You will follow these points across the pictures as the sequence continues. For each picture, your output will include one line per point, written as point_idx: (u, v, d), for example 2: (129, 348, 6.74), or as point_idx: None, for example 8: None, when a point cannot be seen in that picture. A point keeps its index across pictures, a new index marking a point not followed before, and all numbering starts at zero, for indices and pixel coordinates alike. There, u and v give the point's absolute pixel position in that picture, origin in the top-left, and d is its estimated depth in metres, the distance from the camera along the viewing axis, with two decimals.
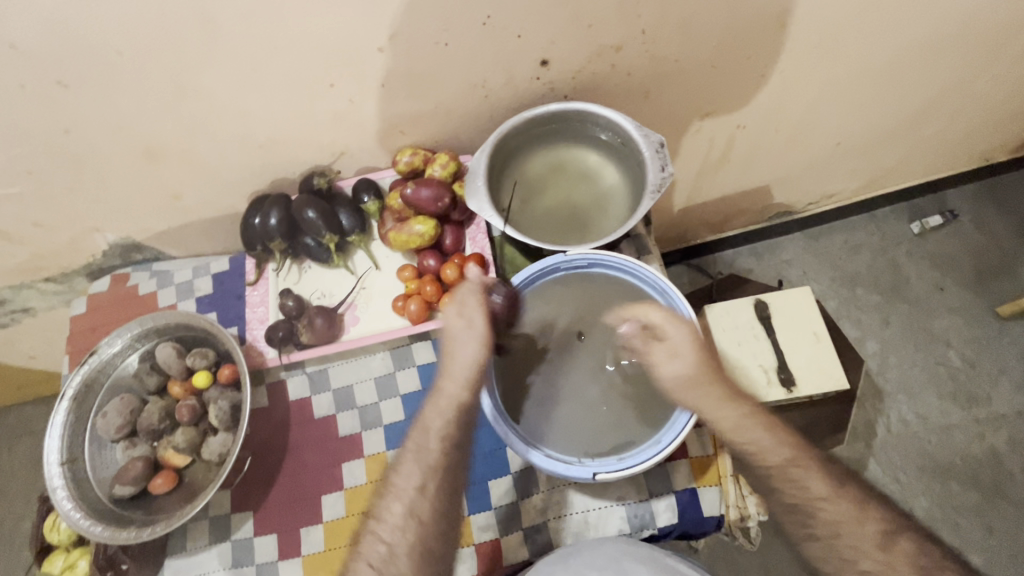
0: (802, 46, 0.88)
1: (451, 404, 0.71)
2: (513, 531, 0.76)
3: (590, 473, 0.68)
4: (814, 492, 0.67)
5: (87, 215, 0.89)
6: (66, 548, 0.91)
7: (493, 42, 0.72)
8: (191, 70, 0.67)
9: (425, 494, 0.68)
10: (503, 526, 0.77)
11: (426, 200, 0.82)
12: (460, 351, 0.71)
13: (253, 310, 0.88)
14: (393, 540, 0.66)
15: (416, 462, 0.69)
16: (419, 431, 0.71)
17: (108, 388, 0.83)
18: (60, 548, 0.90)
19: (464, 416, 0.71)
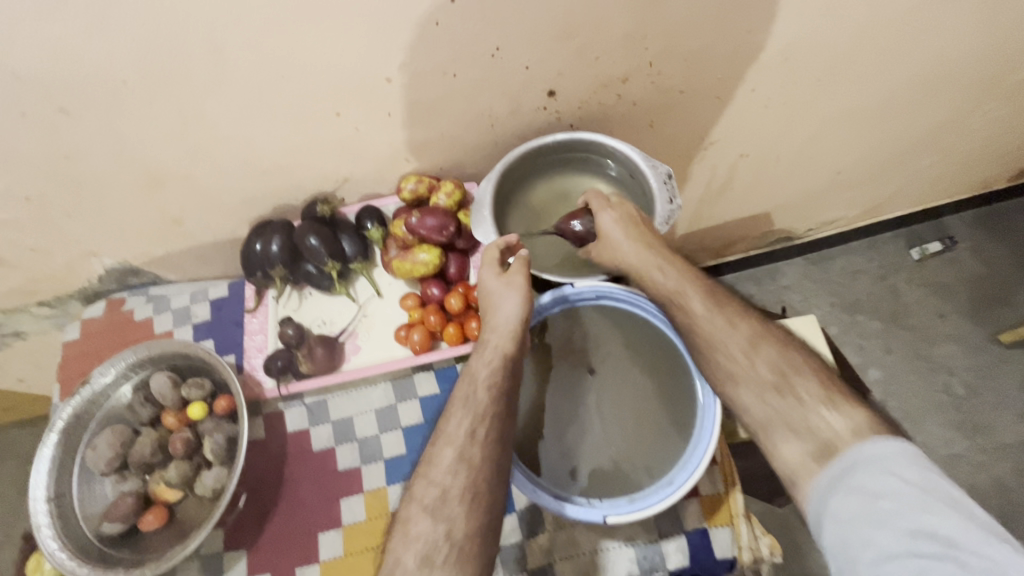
0: (806, 77, 0.89)
1: (499, 355, 0.68)
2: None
3: (600, 515, 0.66)
4: (712, 327, 0.69)
5: (84, 240, 0.87)
6: None
7: (500, 73, 0.73)
8: (196, 98, 0.67)
9: (477, 441, 0.62)
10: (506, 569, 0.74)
11: (431, 228, 0.81)
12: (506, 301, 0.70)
13: (251, 338, 0.86)
14: (446, 483, 0.60)
15: (465, 406, 0.65)
16: (465, 381, 0.67)
17: (99, 420, 0.80)
18: None
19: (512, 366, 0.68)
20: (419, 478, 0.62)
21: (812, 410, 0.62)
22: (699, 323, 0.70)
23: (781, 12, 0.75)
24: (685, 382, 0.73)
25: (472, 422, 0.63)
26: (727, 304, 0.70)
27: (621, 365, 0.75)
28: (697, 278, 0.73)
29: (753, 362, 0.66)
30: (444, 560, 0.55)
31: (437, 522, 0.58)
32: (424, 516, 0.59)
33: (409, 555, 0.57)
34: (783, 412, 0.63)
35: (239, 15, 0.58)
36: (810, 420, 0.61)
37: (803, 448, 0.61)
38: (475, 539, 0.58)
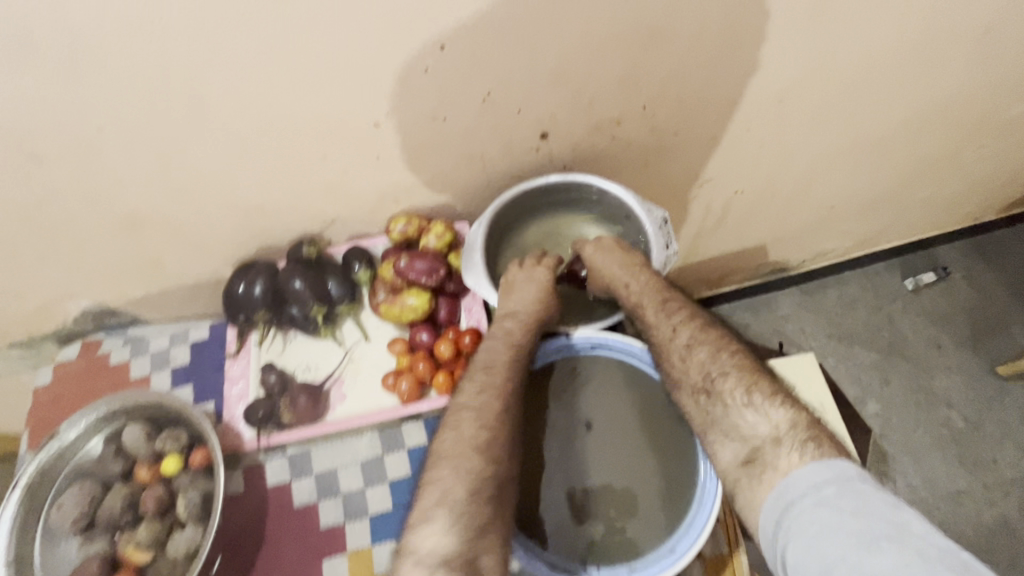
0: (799, 117, 0.89)
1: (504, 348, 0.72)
2: None
3: None
4: (662, 334, 0.74)
5: (58, 282, 0.83)
6: None
7: (492, 117, 0.71)
8: (177, 143, 0.64)
9: (488, 421, 0.67)
10: None
11: (420, 272, 0.78)
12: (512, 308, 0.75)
13: (231, 385, 0.82)
14: (494, 428, 0.66)
15: (507, 368, 0.70)
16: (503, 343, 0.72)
17: (67, 475, 0.76)
18: None
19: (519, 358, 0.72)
20: (469, 419, 0.67)
21: (737, 411, 0.66)
22: (655, 328, 0.74)
23: (773, 55, 0.75)
24: (683, 444, 0.70)
25: (508, 382, 0.69)
26: (677, 310, 0.75)
27: (616, 422, 0.71)
28: (661, 285, 0.76)
29: (688, 367, 0.70)
30: (490, 494, 0.62)
31: (486, 461, 0.64)
32: (476, 454, 0.64)
33: (461, 487, 0.62)
34: (714, 416, 0.67)
35: (221, 61, 0.56)
36: (734, 423, 0.66)
37: (733, 452, 0.65)
38: (508, 485, 0.65)
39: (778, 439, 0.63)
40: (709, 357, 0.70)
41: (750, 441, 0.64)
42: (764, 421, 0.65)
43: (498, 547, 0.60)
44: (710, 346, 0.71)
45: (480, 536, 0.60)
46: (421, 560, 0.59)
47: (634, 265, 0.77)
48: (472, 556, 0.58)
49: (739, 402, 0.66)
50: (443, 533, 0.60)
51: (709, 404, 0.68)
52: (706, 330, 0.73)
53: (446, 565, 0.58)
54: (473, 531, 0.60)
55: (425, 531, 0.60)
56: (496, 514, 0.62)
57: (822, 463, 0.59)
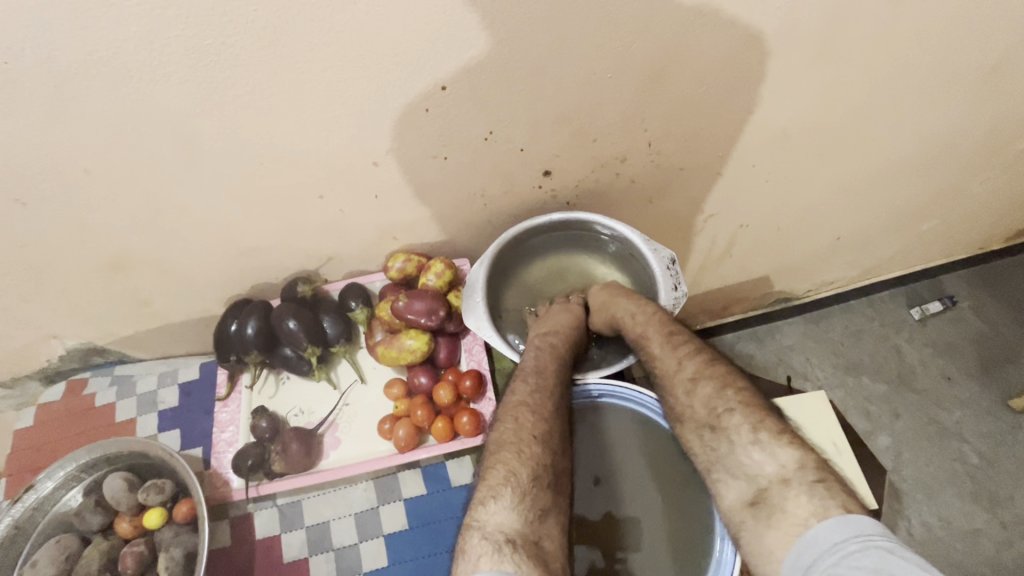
0: (805, 152, 0.87)
1: (543, 361, 0.71)
2: None
3: None
4: (667, 367, 0.69)
5: (43, 322, 0.80)
6: None
7: (494, 155, 0.70)
8: (168, 184, 0.62)
9: (541, 431, 0.64)
10: None
11: (420, 313, 0.75)
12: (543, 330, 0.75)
13: (220, 432, 0.78)
14: (552, 420, 0.66)
15: (557, 368, 0.71)
16: (545, 347, 0.73)
17: (44, 528, 0.72)
18: None
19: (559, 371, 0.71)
20: (517, 425, 0.65)
21: (742, 450, 0.61)
22: (659, 362, 0.70)
23: (779, 93, 0.73)
24: (700, 502, 0.68)
25: (558, 382, 0.70)
26: (682, 341, 0.70)
27: (629, 481, 0.70)
28: (661, 319, 0.72)
29: (691, 401, 0.66)
30: (550, 482, 0.61)
31: (546, 448, 0.64)
32: (538, 441, 0.63)
33: (525, 468, 0.60)
34: (719, 454, 0.63)
35: (214, 103, 0.55)
36: (739, 462, 0.61)
37: (737, 493, 0.61)
38: (561, 477, 0.64)
39: (786, 480, 0.57)
40: (713, 390, 0.65)
41: (755, 482, 0.59)
42: (770, 460, 0.59)
43: (556, 533, 0.59)
44: (714, 379, 0.66)
45: (541, 520, 0.59)
46: (488, 535, 0.55)
47: (638, 299, 0.74)
48: (536, 538, 0.56)
49: (745, 440, 0.61)
50: (509, 511, 0.57)
51: (714, 442, 0.63)
52: (714, 363, 0.68)
53: (512, 541, 0.54)
54: (534, 515, 0.58)
55: (493, 507, 0.57)
56: (553, 500, 0.61)
57: (843, 519, 0.52)
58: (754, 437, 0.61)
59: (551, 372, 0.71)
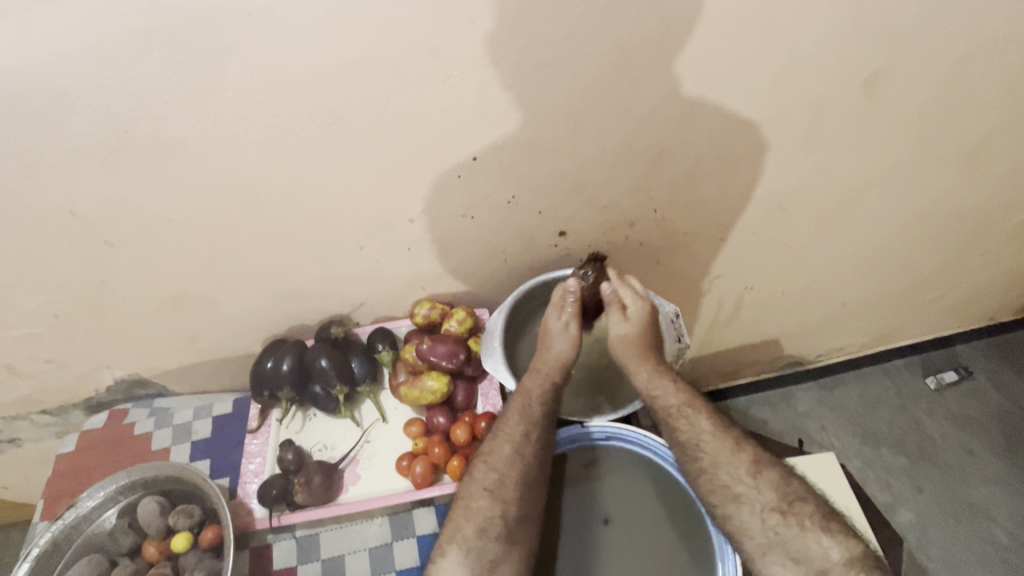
0: (804, 222, 0.94)
1: (513, 410, 0.75)
2: None
3: None
4: (718, 448, 0.73)
5: (100, 355, 0.88)
6: None
7: (516, 217, 0.78)
8: (233, 234, 0.71)
9: (496, 485, 0.70)
10: None
11: (441, 356, 0.81)
12: (552, 354, 0.78)
13: (249, 462, 0.84)
14: (505, 472, 0.71)
15: (520, 413, 0.74)
16: (520, 394, 0.76)
17: (78, 547, 0.76)
18: None
19: (528, 419, 0.74)
20: (475, 480, 0.72)
21: (813, 536, 0.67)
22: (706, 440, 0.73)
23: (775, 170, 0.82)
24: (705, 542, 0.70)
25: (519, 430, 0.73)
26: (732, 429, 0.75)
27: (635, 525, 0.72)
28: (691, 396, 0.76)
29: (759, 485, 0.70)
30: (499, 534, 0.67)
31: (494, 501, 0.69)
32: (485, 494, 0.70)
33: (470, 525, 0.68)
34: (786, 537, 0.67)
35: (284, 166, 0.64)
36: (810, 544, 0.66)
37: (799, 575, 0.65)
38: (522, 524, 0.68)
39: (851, 562, 0.65)
40: (781, 479, 0.71)
41: (818, 562, 0.65)
42: (836, 545, 0.66)
43: None
44: None
45: (491, 571, 0.66)
46: None
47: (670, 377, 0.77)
48: None
49: (818, 527, 0.67)
50: (457, 563, 0.67)
51: (783, 526, 0.68)
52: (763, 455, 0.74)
53: None
54: (482, 565, 0.66)
55: (443, 562, 0.67)
56: (509, 550, 0.67)
57: None
58: (823, 525, 0.68)
59: (513, 422, 0.74)
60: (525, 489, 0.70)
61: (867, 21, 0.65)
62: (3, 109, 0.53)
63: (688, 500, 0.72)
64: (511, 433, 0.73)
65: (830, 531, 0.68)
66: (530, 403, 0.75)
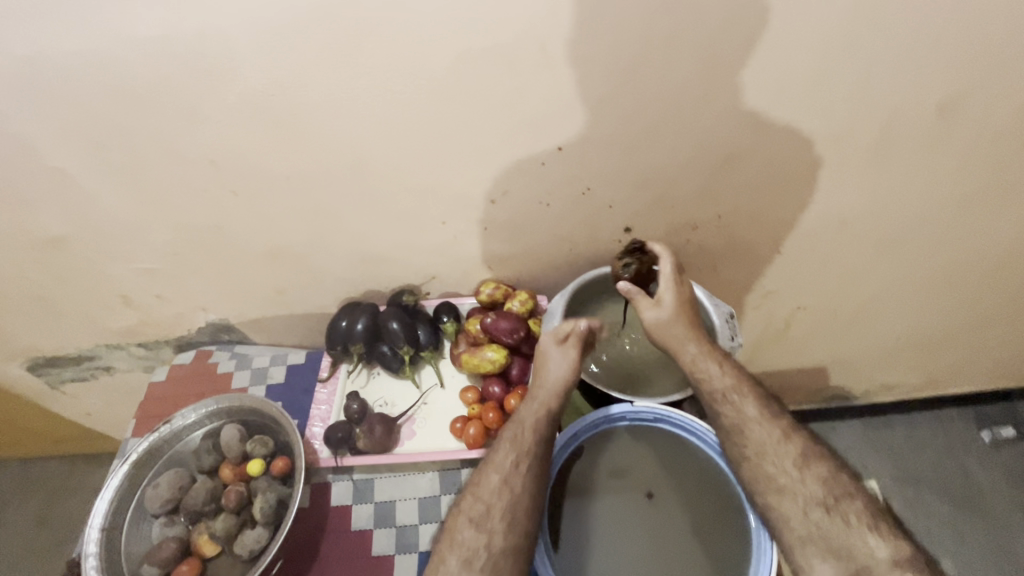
0: (865, 246, 0.96)
1: (507, 439, 0.74)
2: None
3: None
4: (763, 434, 0.73)
5: (200, 296, 0.98)
6: None
7: (588, 208, 0.84)
8: (337, 196, 0.80)
9: (484, 519, 0.68)
10: None
11: (503, 331, 0.87)
12: (544, 385, 0.76)
13: (317, 406, 0.93)
14: (491, 502, 0.69)
15: (512, 443, 0.73)
16: (514, 425, 0.75)
17: (166, 460, 0.85)
18: None
19: (519, 450, 0.72)
20: (462, 513, 0.70)
21: (859, 533, 0.66)
22: (753, 427, 0.73)
23: (840, 189, 0.85)
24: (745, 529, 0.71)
25: (509, 459, 0.72)
26: (779, 418, 0.75)
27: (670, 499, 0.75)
28: (738, 382, 0.76)
29: (804, 478, 0.70)
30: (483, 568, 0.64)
31: (480, 533, 0.67)
32: (470, 527, 0.68)
33: (453, 558, 0.66)
34: (829, 533, 0.67)
35: (392, 138, 0.73)
36: (854, 542, 0.66)
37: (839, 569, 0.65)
38: (509, 557, 0.65)
39: (896, 565, 0.63)
40: (829, 474, 0.70)
41: (862, 561, 0.64)
42: (884, 546, 0.65)
43: None
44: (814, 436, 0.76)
45: None
46: None
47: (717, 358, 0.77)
48: None
49: (866, 525, 0.66)
50: None
51: (827, 522, 0.67)
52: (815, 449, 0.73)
53: None
54: None
55: None
56: None
57: None
58: (871, 524, 0.67)
59: (503, 452, 0.73)
60: (515, 520, 0.67)
61: (945, 52, 0.68)
62: (181, 66, 0.64)
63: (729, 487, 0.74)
64: (500, 463, 0.72)
65: (879, 532, 0.67)
66: (522, 433, 0.74)
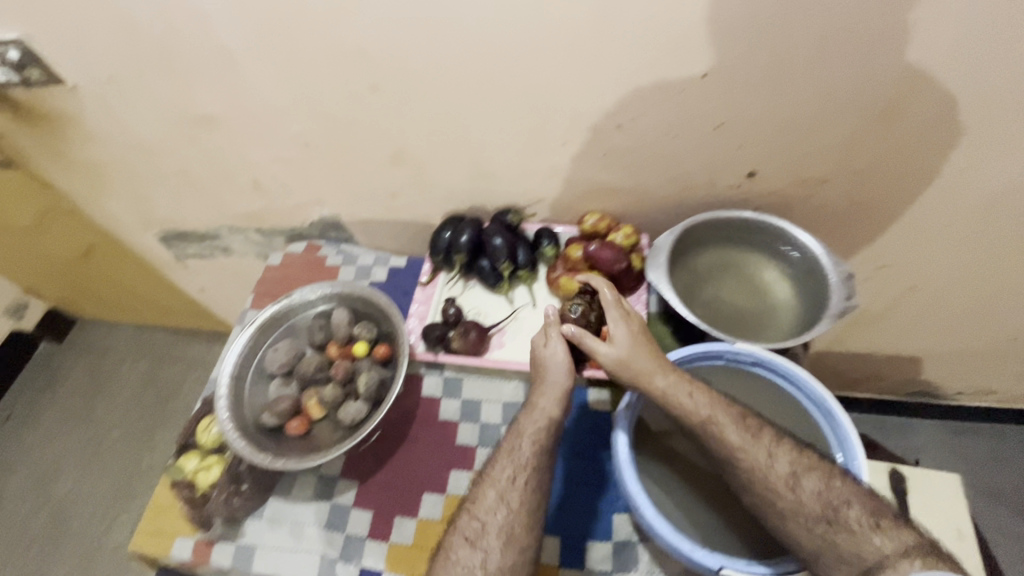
0: (1012, 230, 0.88)
1: (511, 453, 0.73)
2: None
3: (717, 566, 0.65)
4: (756, 455, 0.67)
5: (320, 190, 1.05)
6: (202, 452, 0.86)
7: (716, 145, 0.81)
8: (467, 104, 0.81)
9: (482, 534, 0.68)
10: None
11: (606, 259, 0.88)
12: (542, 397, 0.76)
13: (415, 307, 0.98)
14: (487, 519, 0.69)
15: (509, 457, 0.73)
16: (512, 435, 0.75)
17: (284, 329, 0.94)
18: (197, 450, 0.86)
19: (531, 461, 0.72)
20: (461, 525, 0.70)
21: (864, 536, 0.63)
22: (741, 454, 0.67)
23: (1006, 162, 0.77)
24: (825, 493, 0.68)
25: (507, 475, 0.72)
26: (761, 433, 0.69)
27: None
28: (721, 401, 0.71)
29: (800, 493, 0.65)
30: None
31: (476, 550, 0.68)
32: (467, 544, 0.68)
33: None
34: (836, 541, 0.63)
35: (534, 47, 0.72)
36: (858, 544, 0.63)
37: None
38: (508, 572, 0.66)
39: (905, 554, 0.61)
40: (823, 484, 0.65)
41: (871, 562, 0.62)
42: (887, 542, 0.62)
43: None
44: None
45: None
46: None
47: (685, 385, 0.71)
48: None
49: (869, 528, 0.63)
50: None
51: (833, 533, 0.63)
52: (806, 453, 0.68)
53: None
54: None
55: None
56: None
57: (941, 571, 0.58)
58: (873, 524, 0.64)
59: (501, 465, 0.73)
60: (515, 534, 0.68)
61: None
62: None
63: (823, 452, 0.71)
64: (496, 476, 0.72)
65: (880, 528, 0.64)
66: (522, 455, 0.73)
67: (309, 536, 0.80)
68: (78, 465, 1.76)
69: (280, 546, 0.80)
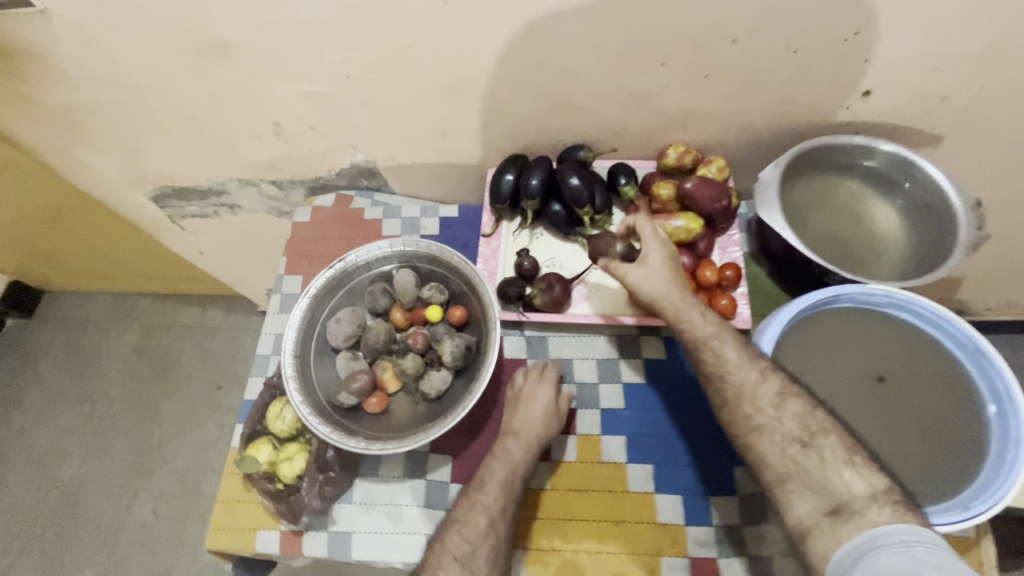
0: None
1: (495, 479, 0.69)
2: (733, 557, 0.69)
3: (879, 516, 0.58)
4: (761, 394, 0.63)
5: (356, 131, 0.90)
6: (273, 439, 0.77)
7: (837, 61, 0.71)
8: (555, 19, 0.68)
9: (469, 556, 0.63)
10: (721, 548, 0.70)
11: (706, 197, 0.80)
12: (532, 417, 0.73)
13: (484, 262, 0.89)
14: (477, 542, 0.64)
15: (501, 484, 0.69)
16: (503, 460, 0.70)
17: (342, 296, 0.84)
18: (268, 437, 0.77)
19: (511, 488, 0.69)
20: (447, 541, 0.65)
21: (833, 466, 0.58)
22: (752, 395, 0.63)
23: None
24: (914, 485, 0.62)
25: (495, 498, 0.68)
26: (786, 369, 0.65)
27: (914, 385, 0.66)
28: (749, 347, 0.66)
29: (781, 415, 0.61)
30: None
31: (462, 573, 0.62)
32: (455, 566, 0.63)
33: None
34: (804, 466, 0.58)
35: None
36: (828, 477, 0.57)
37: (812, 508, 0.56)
38: None
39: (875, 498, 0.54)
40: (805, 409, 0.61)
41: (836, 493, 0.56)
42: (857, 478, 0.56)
43: None
44: None
45: None
46: None
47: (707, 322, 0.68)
48: None
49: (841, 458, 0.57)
50: None
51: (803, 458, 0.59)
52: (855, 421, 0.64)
53: None
54: None
55: None
56: None
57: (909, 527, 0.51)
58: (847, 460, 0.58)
59: (494, 487, 0.68)
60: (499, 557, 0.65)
61: None
62: None
63: (972, 406, 0.64)
64: (484, 501, 0.67)
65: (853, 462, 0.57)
66: (509, 478, 0.69)
67: (410, 517, 0.74)
68: (82, 445, 1.64)
69: (379, 530, 0.74)
